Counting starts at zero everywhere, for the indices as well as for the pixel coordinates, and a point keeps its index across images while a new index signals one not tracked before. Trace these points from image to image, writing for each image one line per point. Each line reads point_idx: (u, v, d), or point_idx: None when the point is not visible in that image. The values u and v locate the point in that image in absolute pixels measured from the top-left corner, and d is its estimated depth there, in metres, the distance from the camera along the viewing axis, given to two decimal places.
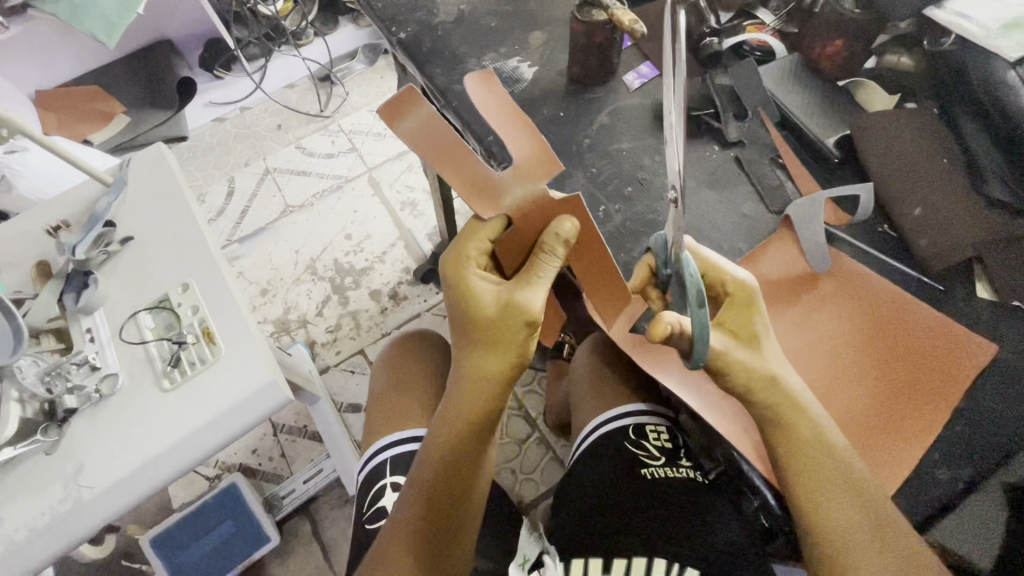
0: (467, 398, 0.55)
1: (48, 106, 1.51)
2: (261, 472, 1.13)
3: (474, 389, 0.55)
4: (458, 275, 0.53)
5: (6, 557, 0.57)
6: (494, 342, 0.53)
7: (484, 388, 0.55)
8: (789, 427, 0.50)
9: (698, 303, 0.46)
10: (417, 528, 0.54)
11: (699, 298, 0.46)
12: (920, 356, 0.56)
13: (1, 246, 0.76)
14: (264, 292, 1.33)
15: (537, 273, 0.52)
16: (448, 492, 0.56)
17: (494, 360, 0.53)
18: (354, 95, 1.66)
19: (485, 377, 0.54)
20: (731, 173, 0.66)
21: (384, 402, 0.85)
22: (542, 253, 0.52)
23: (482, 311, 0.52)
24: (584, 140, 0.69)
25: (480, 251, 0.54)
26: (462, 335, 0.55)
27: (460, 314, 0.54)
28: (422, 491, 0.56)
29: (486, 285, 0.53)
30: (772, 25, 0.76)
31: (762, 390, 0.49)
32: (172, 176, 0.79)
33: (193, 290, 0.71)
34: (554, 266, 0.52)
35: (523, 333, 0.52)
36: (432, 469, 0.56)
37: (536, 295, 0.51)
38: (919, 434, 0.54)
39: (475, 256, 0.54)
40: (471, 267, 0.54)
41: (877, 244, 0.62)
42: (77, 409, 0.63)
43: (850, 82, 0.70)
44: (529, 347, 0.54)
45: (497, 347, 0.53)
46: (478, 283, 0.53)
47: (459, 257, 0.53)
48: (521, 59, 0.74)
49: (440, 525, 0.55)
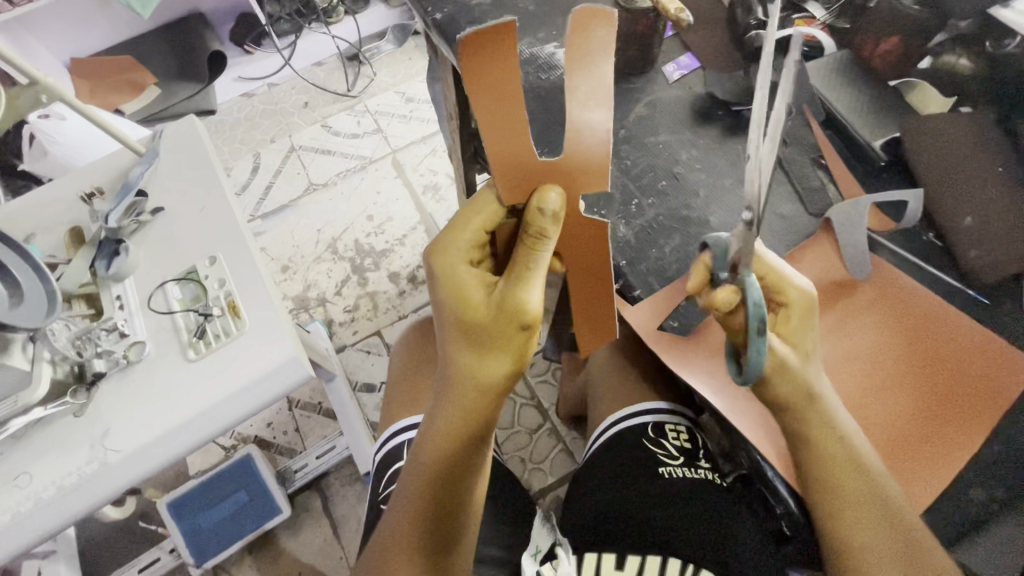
0: (466, 404, 0.52)
1: (84, 75, 1.54)
2: (276, 446, 1.15)
3: (476, 396, 0.51)
4: (447, 270, 0.52)
5: (33, 513, 0.59)
6: (492, 340, 0.49)
7: (486, 392, 0.51)
8: (811, 430, 0.49)
9: (761, 333, 0.43)
10: (421, 526, 0.54)
11: (761, 328, 0.43)
12: (960, 374, 0.54)
13: (36, 210, 0.78)
14: (285, 270, 1.34)
15: (537, 268, 0.49)
16: (447, 495, 0.54)
17: (493, 361, 0.50)
18: (382, 75, 1.65)
19: (485, 382, 0.51)
20: (771, 172, 0.64)
21: (401, 384, 0.86)
22: (531, 238, 0.49)
23: (476, 307, 0.50)
24: (619, 131, 0.67)
25: (470, 243, 0.52)
26: (454, 335, 0.51)
27: (452, 310, 0.51)
28: (419, 489, 0.54)
29: (478, 279, 0.51)
30: (822, 19, 0.73)
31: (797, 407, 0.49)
32: (203, 149, 0.79)
33: (220, 263, 0.71)
34: (546, 254, 0.49)
35: (519, 334, 0.49)
36: (432, 471, 0.53)
37: (533, 286, 0.49)
38: (954, 454, 0.52)
39: (464, 250, 0.52)
40: (460, 260, 0.52)
41: (923, 252, 0.60)
42: (106, 374, 0.65)
43: (903, 82, 0.67)
44: (530, 346, 0.51)
45: (496, 346, 0.50)
46: (469, 276, 0.51)
47: (448, 251, 0.52)
48: (557, 45, 0.73)
49: (445, 523, 0.54)
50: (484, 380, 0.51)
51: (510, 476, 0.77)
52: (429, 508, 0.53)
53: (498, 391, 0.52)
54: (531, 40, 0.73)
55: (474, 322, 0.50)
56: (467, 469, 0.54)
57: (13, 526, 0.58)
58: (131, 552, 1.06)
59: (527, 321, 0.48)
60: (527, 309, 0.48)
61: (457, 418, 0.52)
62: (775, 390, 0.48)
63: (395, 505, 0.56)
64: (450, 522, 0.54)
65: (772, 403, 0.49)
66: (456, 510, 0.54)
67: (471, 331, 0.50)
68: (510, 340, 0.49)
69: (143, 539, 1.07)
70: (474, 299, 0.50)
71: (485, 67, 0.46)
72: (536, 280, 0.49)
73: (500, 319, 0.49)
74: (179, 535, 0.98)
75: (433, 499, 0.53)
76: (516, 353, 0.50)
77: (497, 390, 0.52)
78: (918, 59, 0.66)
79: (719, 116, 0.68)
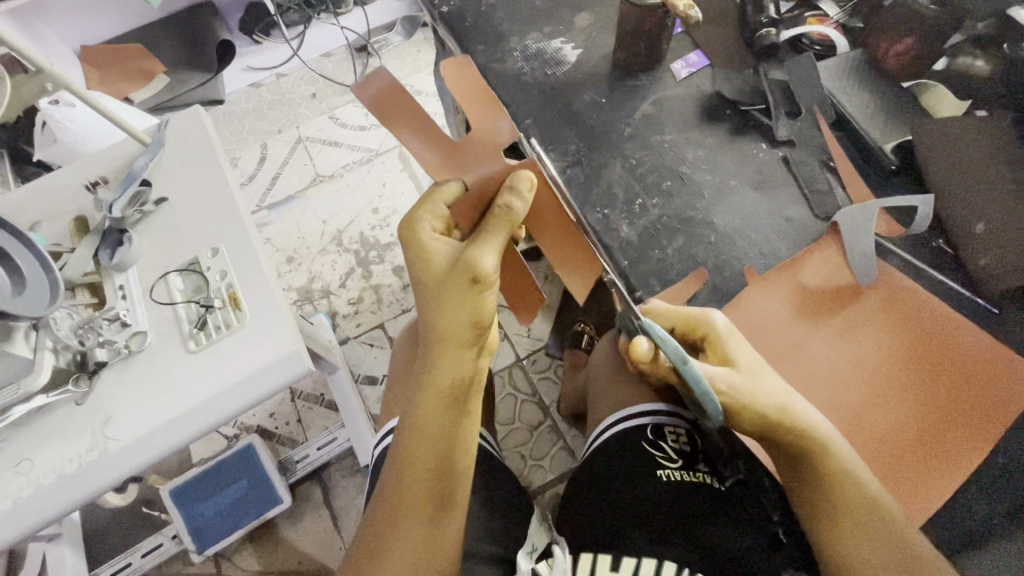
0: (437, 363, 0.53)
1: (93, 63, 1.54)
2: (277, 436, 1.16)
3: (443, 354, 0.53)
4: (414, 237, 0.55)
5: (34, 500, 0.59)
6: (450, 298, 0.51)
7: (451, 350, 0.52)
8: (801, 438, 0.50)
9: (682, 361, 0.48)
10: (411, 494, 0.52)
11: (681, 358, 0.48)
12: (963, 388, 0.54)
13: (43, 198, 0.78)
14: (290, 260, 1.34)
15: (497, 234, 0.52)
16: (432, 461, 0.52)
17: (452, 318, 0.51)
18: (390, 67, 1.64)
19: (448, 338, 0.52)
20: (778, 174, 0.63)
21: (400, 378, 0.85)
22: (496, 210, 0.52)
23: (438, 269, 0.54)
24: (625, 128, 0.66)
25: (435, 214, 0.55)
26: (423, 300, 0.54)
27: (420, 277, 0.55)
28: (406, 461, 0.53)
29: (443, 245, 0.55)
30: (836, 18, 0.72)
31: (779, 420, 0.50)
32: (207, 139, 0.79)
33: (222, 254, 0.71)
34: (508, 222, 0.52)
35: (472, 291, 0.51)
36: (419, 441, 0.53)
37: (488, 249, 0.51)
38: (953, 468, 0.52)
39: (432, 223, 0.56)
40: (427, 229, 0.55)
41: (931, 258, 0.58)
42: (107, 363, 0.65)
43: (916, 83, 0.65)
44: (488, 306, 0.52)
45: (454, 303, 0.51)
46: (434, 242, 0.55)
47: (412, 222, 0.55)
48: (564, 40, 0.72)
49: (431, 491, 0.52)
50: (446, 338, 0.52)
51: (508, 475, 0.76)
52: (417, 477, 0.52)
53: (463, 349, 0.53)
54: (537, 34, 0.73)
55: (437, 283, 0.53)
56: (442, 435, 0.53)
57: (15, 514, 0.59)
58: (134, 538, 1.07)
59: (479, 277, 0.50)
60: (479, 266, 0.50)
61: (442, 382, 0.53)
62: (761, 411, 0.50)
63: (383, 481, 0.55)
64: (435, 490, 0.52)
65: (760, 420, 0.51)
66: (436, 476, 0.52)
67: (434, 292, 0.53)
68: (463, 296, 0.51)
69: (146, 525, 1.08)
70: (438, 264, 0.54)
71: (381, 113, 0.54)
72: (493, 244, 0.52)
73: (456, 276, 0.51)
74: (180, 522, 0.99)
75: (417, 466, 0.52)
76: (473, 310, 0.51)
77: (461, 348, 0.52)
78: (934, 60, 0.65)
79: (727, 115, 0.67)
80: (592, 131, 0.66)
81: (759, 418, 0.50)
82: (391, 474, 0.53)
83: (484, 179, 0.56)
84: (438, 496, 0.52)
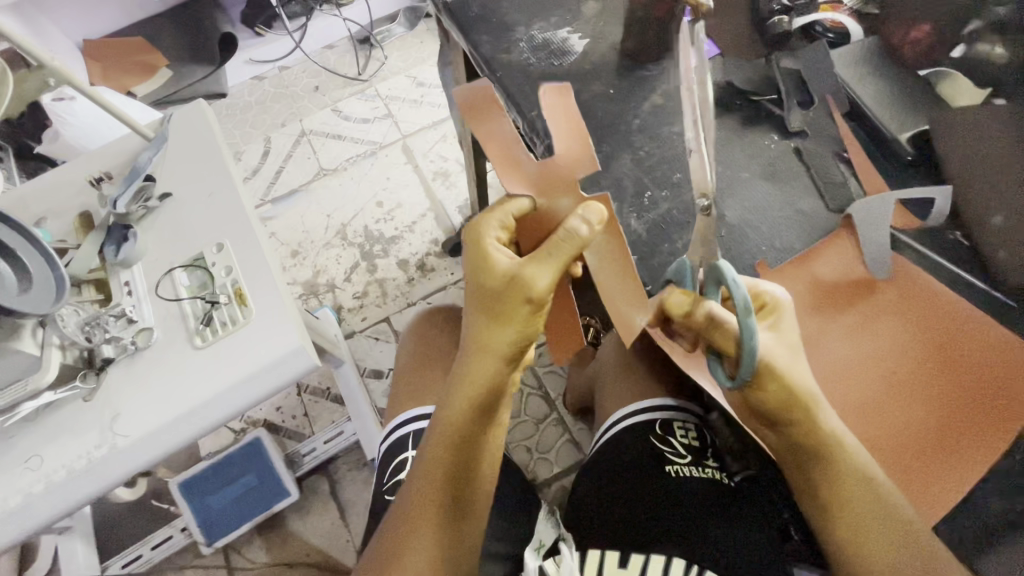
0: (472, 368, 0.51)
1: (95, 56, 1.54)
2: (285, 429, 1.16)
3: (481, 359, 0.50)
4: (475, 241, 0.50)
5: (44, 496, 0.59)
6: (498, 313, 0.48)
7: (489, 359, 0.50)
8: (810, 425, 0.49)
9: (746, 308, 0.43)
10: (438, 492, 0.51)
11: (745, 306, 0.43)
12: (978, 380, 0.52)
13: (47, 194, 0.78)
14: (295, 254, 1.34)
15: (557, 257, 0.47)
16: (465, 460, 0.53)
17: (499, 333, 0.49)
18: (393, 59, 1.63)
19: (491, 348, 0.50)
20: (789, 165, 0.63)
21: (408, 377, 0.81)
22: (564, 230, 0.47)
23: (493, 282, 0.49)
24: (633, 120, 0.65)
25: (503, 224, 0.51)
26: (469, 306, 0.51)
27: (472, 282, 0.50)
28: (433, 458, 0.52)
29: (505, 255, 0.50)
30: (851, 5, 0.71)
31: (802, 407, 0.48)
32: (210, 134, 0.79)
33: (227, 250, 0.71)
34: (574, 247, 0.47)
35: (522, 309, 0.47)
36: (448, 437, 0.52)
37: (547, 270, 0.47)
38: (971, 463, 0.50)
39: (497, 230, 0.51)
40: (492, 237, 0.50)
41: (946, 251, 0.58)
42: (114, 359, 0.65)
43: (934, 71, 0.62)
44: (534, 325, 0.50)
45: (501, 317, 0.49)
46: (496, 250, 0.50)
47: (478, 225, 0.50)
48: (571, 30, 0.71)
49: (455, 489, 0.52)
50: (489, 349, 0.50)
51: (517, 470, 0.76)
52: (441, 473, 0.52)
53: (503, 361, 0.51)
54: (544, 23, 0.72)
55: (489, 295, 0.49)
56: (474, 435, 0.53)
57: (26, 508, 0.59)
58: (144, 531, 1.08)
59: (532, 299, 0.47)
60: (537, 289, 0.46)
61: (472, 385, 0.51)
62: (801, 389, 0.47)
63: (409, 474, 0.54)
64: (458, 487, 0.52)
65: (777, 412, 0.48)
66: (462, 472, 0.52)
67: (484, 304, 0.49)
68: (513, 313, 0.48)
69: (156, 518, 1.09)
70: (493, 276, 0.49)
71: (468, 112, 0.52)
72: (550, 265, 0.47)
73: (510, 291, 0.47)
74: (190, 514, 1.00)
75: (444, 460, 0.52)
76: (520, 328, 0.49)
77: (503, 361, 0.51)
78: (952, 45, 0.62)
79: (737, 106, 0.66)
80: (599, 122, 0.65)
81: (786, 392, 0.47)
82: (419, 463, 0.53)
83: (554, 200, 0.51)
84: (462, 493, 0.53)
